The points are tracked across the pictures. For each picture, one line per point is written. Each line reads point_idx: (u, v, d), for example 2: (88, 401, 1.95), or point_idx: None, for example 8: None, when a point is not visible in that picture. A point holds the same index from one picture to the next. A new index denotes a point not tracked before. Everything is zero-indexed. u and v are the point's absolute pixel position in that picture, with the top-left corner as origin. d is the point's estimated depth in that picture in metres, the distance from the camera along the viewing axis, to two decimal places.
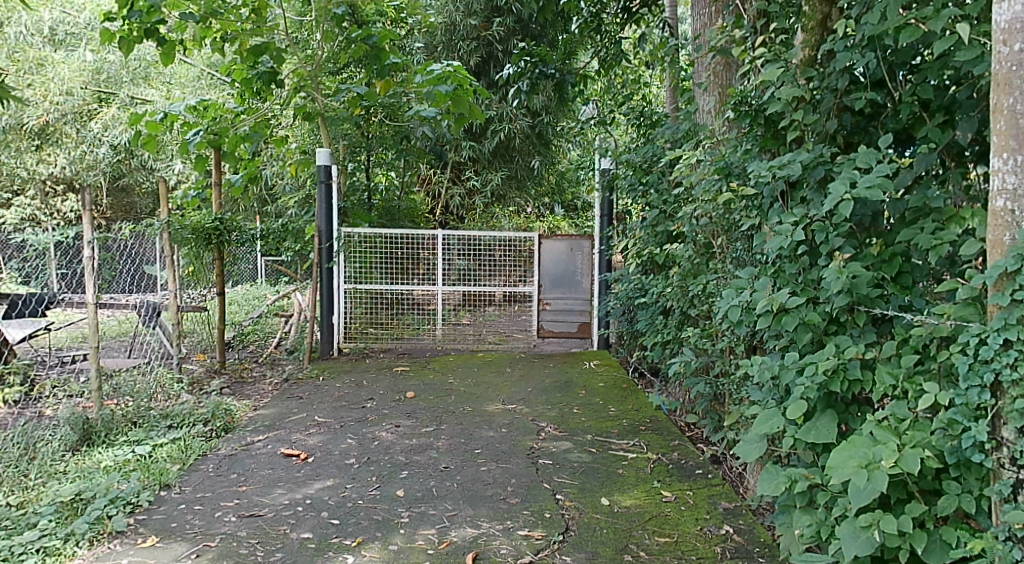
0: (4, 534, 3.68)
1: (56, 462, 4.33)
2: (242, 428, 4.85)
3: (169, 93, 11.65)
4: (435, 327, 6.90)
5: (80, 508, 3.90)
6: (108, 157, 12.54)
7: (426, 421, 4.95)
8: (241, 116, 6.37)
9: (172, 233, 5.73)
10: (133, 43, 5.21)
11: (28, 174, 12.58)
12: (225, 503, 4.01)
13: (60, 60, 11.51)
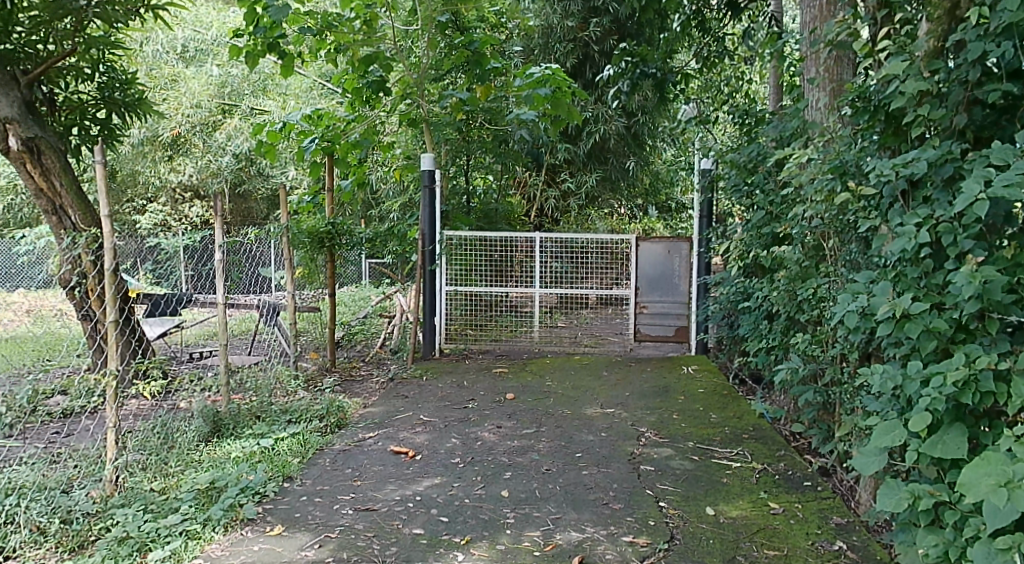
0: (152, 516, 4.03)
1: (190, 452, 4.67)
2: (355, 425, 5.09)
3: (285, 104, 12.38)
4: (532, 328, 6.91)
5: (215, 496, 4.19)
6: (231, 165, 13.64)
7: (527, 423, 5.01)
8: (352, 123, 6.58)
9: (290, 238, 6.10)
10: (258, 56, 5.66)
11: (161, 183, 13.70)
12: (343, 496, 4.21)
13: (192, 76, 13.22)
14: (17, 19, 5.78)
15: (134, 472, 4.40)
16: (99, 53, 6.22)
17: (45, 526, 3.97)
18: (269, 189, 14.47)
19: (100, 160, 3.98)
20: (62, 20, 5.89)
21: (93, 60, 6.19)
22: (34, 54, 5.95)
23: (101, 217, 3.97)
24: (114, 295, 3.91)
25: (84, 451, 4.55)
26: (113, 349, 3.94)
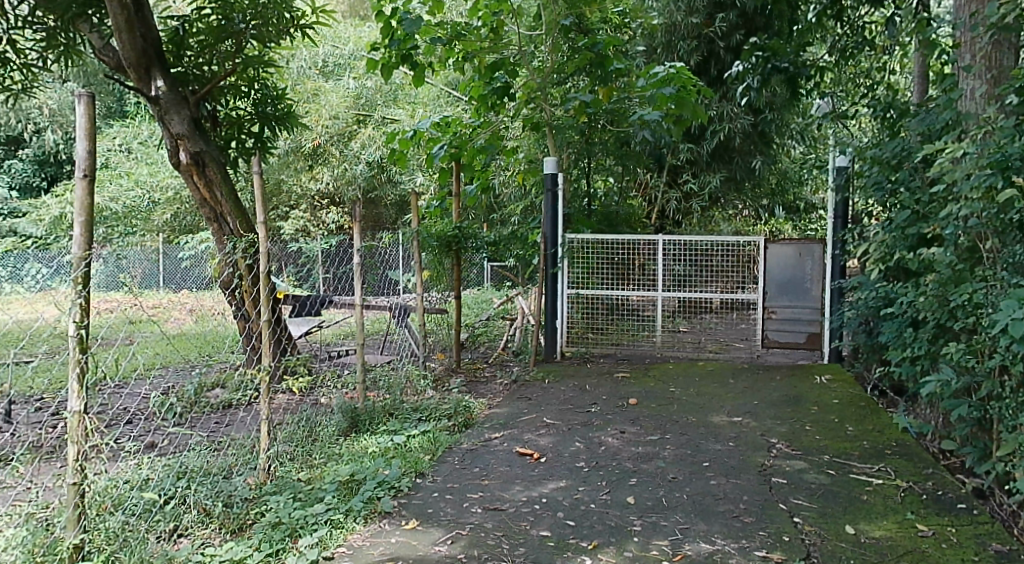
0: (300, 504, 4.28)
1: (332, 445, 4.95)
2: (482, 425, 5.21)
3: (415, 114, 12.78)
4: (655, 333, 6.80)
5: (355, 488, 4.40)
6: (365, 173, 14.22)
7: (651, 429, 4.95)
8: (478, 129, 6.82)
9: (421, 241, 6.52)
10: (391, 67, 6.34)
11: (302, 190, 14.59)
12: (472, 494, 4.31)
13: (330, 90, 13.81)
14: (187, 44, 6.71)
15: (283, 463, 4.71)
16: (255, 73, 7.04)
17: (210, 509, 4.32)
18: (397, 195, 15.02)
19: (258, 171, 4.17)
20: (224, 42, 6.62)
21: (248, 79, 7.05)
22: (201, 75, 6.76)
23: (256, 223, 4.18)
24: (268, 297, 4.14)
25: (238, 441, 4.90)
26: (266, 348, 4.16)
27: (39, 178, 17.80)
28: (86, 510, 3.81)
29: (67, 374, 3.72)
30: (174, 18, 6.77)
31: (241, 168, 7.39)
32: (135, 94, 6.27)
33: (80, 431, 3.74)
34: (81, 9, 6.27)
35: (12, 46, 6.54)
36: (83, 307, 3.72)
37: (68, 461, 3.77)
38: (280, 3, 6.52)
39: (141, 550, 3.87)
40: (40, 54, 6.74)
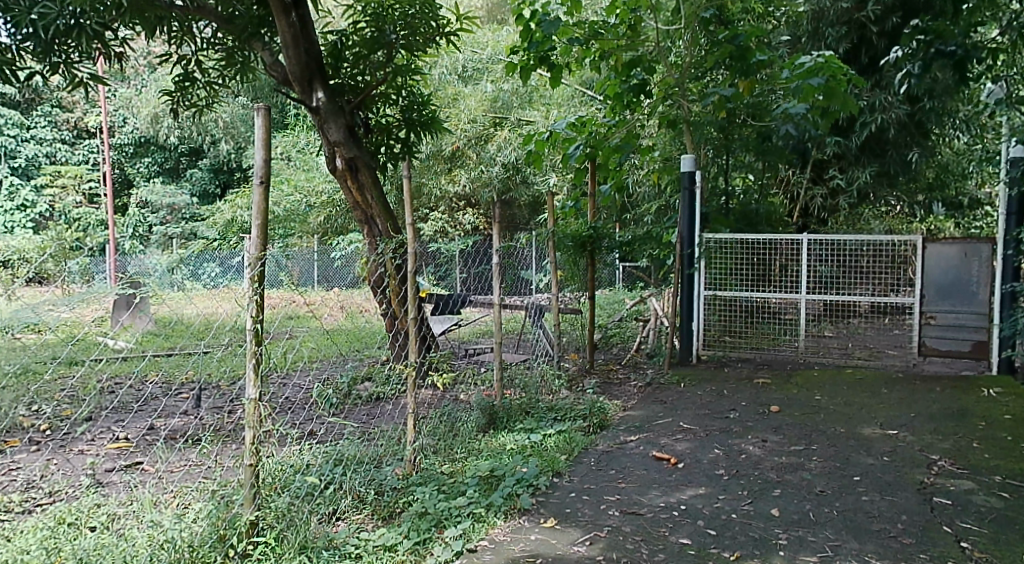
0: (443, 496, 4.50)
1: (472, 440, 5.17)
2: (616, 428, 5.51)
3: (550, 114, 12.82)
4: (798, 338, 7.17)
5: (494, 484, 4.61)
6: (499, 175, 14.64)
7: (796, 439, 5.17)
8: (613, 129, 7.37)
9: (557, 241, 6.94)
10: (531, 69, 7.05)
11: (439, 193, 15.06)
12: (609, 497, 4.52)
13: (469, 94, 14.13)
14: (345, 56, 7.19)
15: (427, 455, 4.91)
16: (404, 81, 7.39)
17: (364, 495, 4.56)
18: (531, 196, 15.16)
19: (406, 176, 4.32)
20: (376, 53, 7.07)
21: (398, 87, 7.40)
22: (355, 86, 7.18)
23: (406, 226, 4.31)
24: (414, 295, 4.22)
25: (386, 433, 5.08)
26: (412, 344, 4.25)
27: (214, 185, 20.06)
28: (259, 490, 4.11)
29: (244, 365, 4.01)
30: (332, 33, 7.26)
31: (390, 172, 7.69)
32: (298, 104, 6.70)
33: (256, 417, 4.04)
34: (255, 30, 6.85)
35: (196, 65, 7.32)
36: (258, 302, 4.01)
37: (245, 445, 4.06)
38: (426, 13, 6.86)
39: (306, 530, 4.13)
40: (220, 71, 7.49)
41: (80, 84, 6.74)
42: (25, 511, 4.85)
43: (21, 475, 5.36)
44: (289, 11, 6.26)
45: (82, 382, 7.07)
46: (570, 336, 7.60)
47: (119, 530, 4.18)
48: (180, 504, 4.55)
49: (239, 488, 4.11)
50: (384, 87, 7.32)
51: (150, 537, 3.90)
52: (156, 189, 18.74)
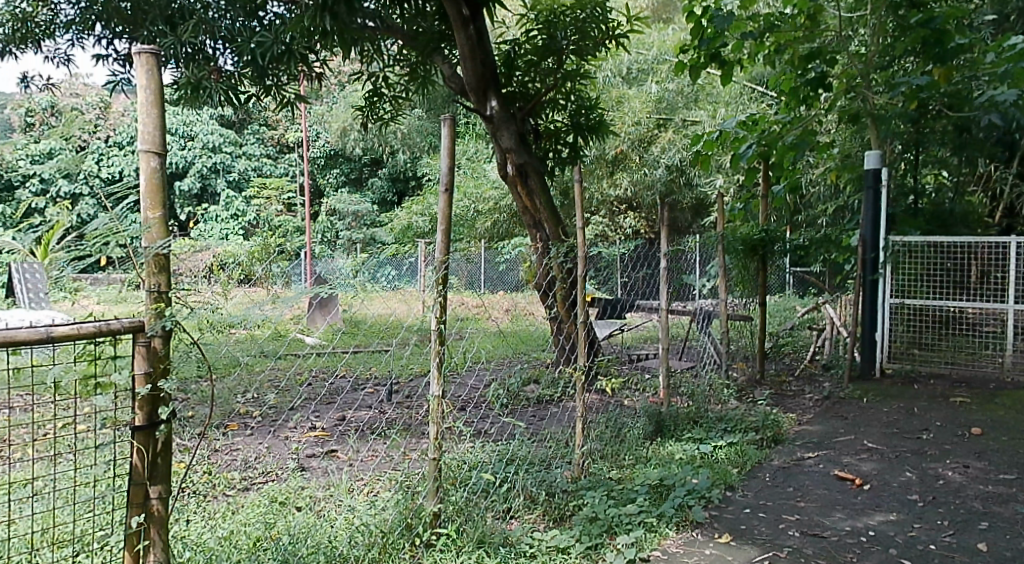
0: (613, 501, 4.50)
1: (637, 447, 5.22)
2: (793, 443, 5.51)
3: (716, 114, 12.47)
4: (1002, 354, 7.08)
5: (664, 493, 4.60)
6: (663, 177, 14.71)
7: (1001, 466, 4.94)
8: (788, 125, 7.12)
9: (727, 245, 7.08)
10: (701, 67, 6.90)
11: (602, 197, 15.44)
12: (788, 516, 4.42)
13: (634, 96, 14.04)
14: (517, 65, 7.31)
15: (595, 460, 4.98)
16: (572, 86, 7.43)
17: (535, 496, 4.59)
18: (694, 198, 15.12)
19: (579, 177, 4.62)
20: (546, 60, 7.20)
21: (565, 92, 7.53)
22: (526, 93, 7.30)
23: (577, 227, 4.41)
24: (584, 299, 4.24)
25: (555, 435, 5.25)
26: (581, 346, 4.26)
27: (393, 194, 22.80)
28: (442, 483, 4.23)
29: (429, 363, 4.12)
30: (506, 43, 7.42)
31: (558, 176, 7.87)
32: (473, 113, 7.04)
33: (439, 413, 4.15)
34: (436, 46, 7.18)
35: (383, 81, 7.81)
36: (441, 304, 4.13)
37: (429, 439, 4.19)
38: (597, 15, 6.93)
39: (482, 525, 4.24)
40: (404, 85, 7.92)
41: (287, 102, 7.66)
42: (245, 488, 5.29)
43: (240, 454, 5.85)
44: (468, 24, 6.52)
45: (280, 375, 7.81)
46: (739, 343, 7.27)
47: (320, 513, 4.47)
48: (373, 491, 4.84)
49: (423, 480, 4.26)
50: (555, 93, 7.43)
51: (347, 521, 4.12)
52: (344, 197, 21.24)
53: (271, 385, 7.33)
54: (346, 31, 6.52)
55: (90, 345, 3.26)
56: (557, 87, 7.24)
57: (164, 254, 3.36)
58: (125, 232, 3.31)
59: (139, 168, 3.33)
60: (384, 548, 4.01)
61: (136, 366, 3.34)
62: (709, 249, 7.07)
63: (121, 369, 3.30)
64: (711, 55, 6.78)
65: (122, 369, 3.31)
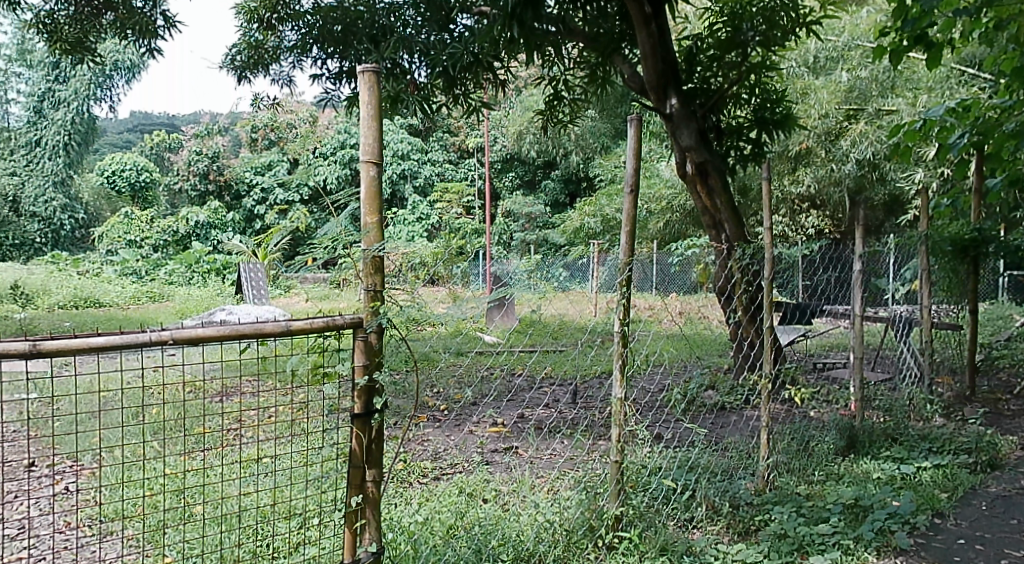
0: (804, 520, 4.29)
1: (828, 463, 4.97)
2: (1012, 469, 5.10)
3: (916, 101, 11.35)
4: None
5: (861, 515, 4.36)
6: (853, 172, 13.86)
7: None
8: (1008, 110, 6.26)
9: (933, 246, 6.58)
10: (902, 51, 6.36)
11: (785, 194, 15.44)
12: (1011, 552, 4.12)
13: (822, 86, 13.15)
14: (700, 60, 7.09)
15: (782, 473, 4.78)
16: (756, 78, 7.16)
17: (718, 506, 4.43)
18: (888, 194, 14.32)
19: (767, 180, 4.86)
20: (730, 53, 6.93)
21: (749, 86, 7.18)
22: (707, 88, 7.08)
23: (764, 230, 4.70)
24: (771, 305, 4.57)
25: (738, 445, 5.06)
26: (767, 355, 4.56)
27: (565, 195, 23.49)
28: (624, 486, 4.15)
29: (611, 365, 4.06)
30: (687, 38, 7.24)
31: (742, 173, 7.57)
32: (653, 112, 6.90)
33: (621, 415, 4.07)
34: (615, 45, 7.09)
35: (564, 84, 7.99)
36: (625, 306, 4.05)
37: (610, 441, 4.12)
38: (786, 3, 6.62)
39: (665, 533, 4.17)
40: (583, 88, 8.04)
41: (473, 110, 7.98)
42: (437, 477, 5.46)
43: (430, 446, 6.05)
44: (649, 20, 6.45)
45: (465, 372, 8.10)
46: (944, 354, 6.71)
47: (506, 507, 4.53)
48: (556, 488, 4.87)
49: (605, 481, 4.19)
50: (738, 88, 7.13)
51: (532, 516, 4.16)
52: (518, 200, 22.70)
53: (454, 380, 7.64)
54: (531, 37, 6.58)
55: (318, 339, 3.59)
56: (740, 82, 6.93)
57: (378, 256, 3.63)
58: (348, 234, 3.59)
59: (359, 177, 3.57)
60: (568, 547, 4.02)
61: (355, 359, 3.61)
62: (905, 251, 6.79)
63: (343, 360, 3.59)
64: (916, 37, 6.15)
65: (344, 361, 3.62)
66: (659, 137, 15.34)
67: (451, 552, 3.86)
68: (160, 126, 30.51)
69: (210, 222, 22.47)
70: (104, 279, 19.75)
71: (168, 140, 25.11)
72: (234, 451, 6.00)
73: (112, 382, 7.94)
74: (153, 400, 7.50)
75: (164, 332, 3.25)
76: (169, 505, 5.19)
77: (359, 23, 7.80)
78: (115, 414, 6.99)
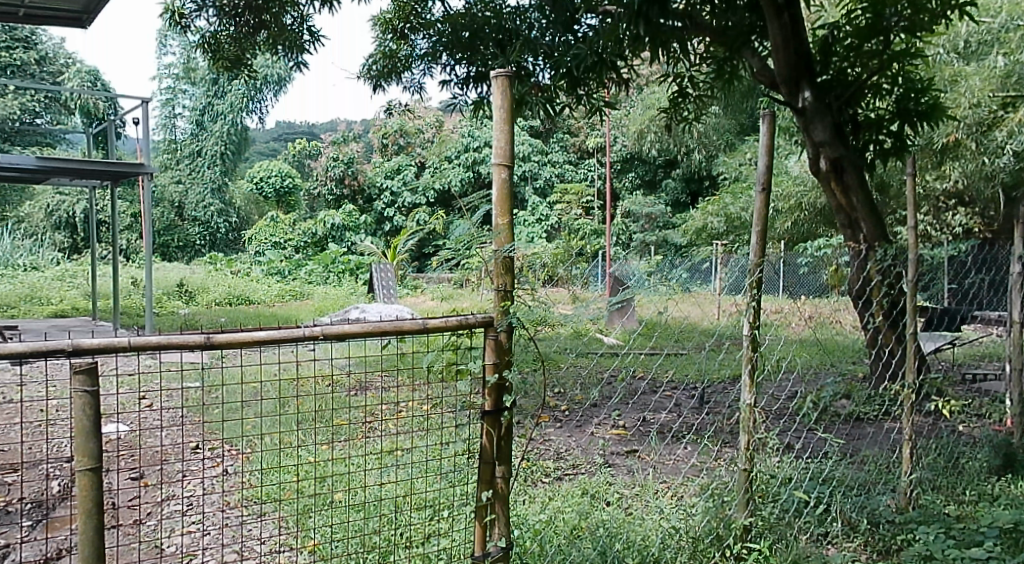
0: (953, 542, 3.97)
1: (979, 481, 4.64)
2: None
3: None
4: None
5: (1020, 541, 4.00)
6: (1008, 166, 12.92)
7: None
8: None
9: None
10: None
11: (930, 190, 14.58)
12: None
13: (973, 73, 12.29)
14: (836, 51, 6.82)
15: (927, 490, 4.49)
16: (898, 67, 6.72)
17: (855, 522, 4.25)
18: None
19: (910, 175, 4.56)
20: (870, 41, 6.55)
21: (891, 76, 6.71)
22: (844, 79, 6.71)
23: (908, 229, 4.42)
24: (913, 310, 4.34)
25: (879, 459, 4.79)
26: (910, 363, 4.32)
27: (687, 195, 23.04)
28: (754, 496, 3.96)
29: (740, 369, 3.88)
30: (823, 27, 6.97)
31: (881, 168, 7.16)
32: (784, 106, 6.63)
33: (751, 422, 3.86)
34: (745, 38, 6.81)
35: (689, 80, 7.78)
36: (755, 309, 3.85)
37: (739, 449, 3.94)
38: None
39: (798, 546, 3.98)
40: (709, 84, 7.83)
41: (597, 110, 8.01)
42: (559, 477, 5.42)
43: (552, 445, 6.01)
44: (781, 10, 6.21)
45: (589, 373, 8.05)
46: None
47: (630, 512, 4.43)
48: (680, 494, 4.74)
49: (734, 490, 4.04)
50: (879, 77, 6.69)
51: (659, 521, 4.07)
52: (638, 200, 22.40)
53: (576, 381, 7.60)
54: (656, 33, 6.46)
55: (452, 336, 3.59)
56: (881, 72, 6.49)
57: (509, 257, 3.56)
58: (478, 234, 3.56)
59: (491, 180, 3.52)
60: (694, 555, 3.90)
61: (486, 356, 3.58)
62: None
63: (475, 357, 3.57)
64: None
65: (476, 358, 3.59)
66: (789, 133, 14.76)
67: (576, 552, 3.83)
68: (302, 133, 31.92)
69: (346, 224, 23.26)
70: (250, 278, 20.79)
71: (308, 147, 26.17)
72: (371, 442, 6.17)
73: (263, 373, 8.39)
74: (298, 392, 7.85)
75: (315, 328, 3.29)
76: (313, 491, 5.39)
77: (486, 29, 7.96)
78: (264, 404, 7.35)
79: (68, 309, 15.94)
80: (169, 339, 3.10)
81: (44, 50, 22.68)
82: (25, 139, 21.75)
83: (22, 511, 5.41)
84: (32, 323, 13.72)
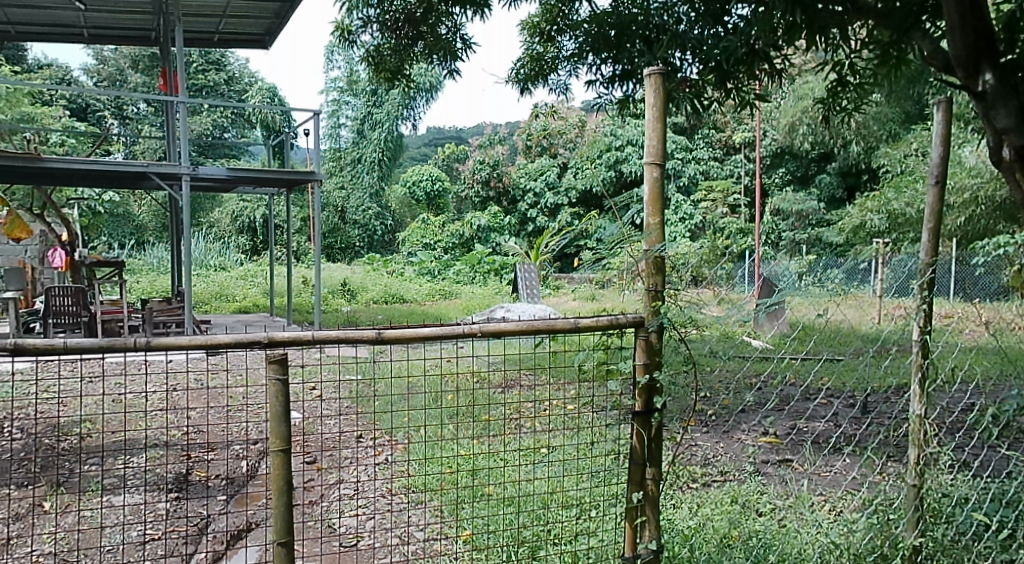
0: None
1: None
2: None
3: None
4: None
5: None
6: None
7: None
8: None
9: None
10: None
11: None
12: None
13: None
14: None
15: None
16: None
17: None
18: None
19: None
20: None
21: None
22: None
23: None
24: None
25: None
26: None
27: (842, 190, 21.96)
28: (925, 514, 3.66)
29: (909, 377, 3.59)
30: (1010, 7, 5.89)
31: None
32: (960, 92, 5.21)
33: (922, 435, 3.58)
34: (914, 19, 6.10)
35: (849, 68, 7.35)
36: (926, 312, 3.54)
37: (909, 463, 3.67)
38: None
39: None
40: (872, 70, 7.32)
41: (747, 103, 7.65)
42: (706, 483, 5.21)
43: (699, 451, 5.79)
44: None
45: (738, 378, 7.78)
46: None
47: (784, 524, 4.18)
48: (838, 508, 4.43)
49: (902, 508, 3.74)
50: None
51: (816, 537, 3.82)
52: (790, 196, 21.54)
53: (724, 387, 7.34)
54: (814, 18, 6.34)
55: (603, 336, 3.51)
56: None
57: (661, 256, 3.43)
58: (630, 234, 3.46)
59: (642, 179, 3.41)
60: None
61: (637, 357, 3.48)
62: None
63: (626, 358, 3.47)
64: None
65: (626, 358, 3.49)
66: (964, 120, 13.77)
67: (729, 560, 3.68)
68: (450, 139, 32.70)
69: (491, 226, 23.57)
70: (404, 278, 21.44)
71: (456, 151, 26.75)
72: (514, 439, 6.23)
73: (416, 368, 8.59)
74: (449, 386, 7.95)
75: (474, 325, 3.29)
76: (466, 483, 5.43)
77: (632, 26, 7.75)
78: (420, 397, 7.44)
79: (249, 306, 16.97)
80: (346, 334, 3.19)
81: (232, 71, 24.26)
82: (216, 152, 23.36)
83: (219, 486, 5.73)
84: (220, 318, 14.67)
